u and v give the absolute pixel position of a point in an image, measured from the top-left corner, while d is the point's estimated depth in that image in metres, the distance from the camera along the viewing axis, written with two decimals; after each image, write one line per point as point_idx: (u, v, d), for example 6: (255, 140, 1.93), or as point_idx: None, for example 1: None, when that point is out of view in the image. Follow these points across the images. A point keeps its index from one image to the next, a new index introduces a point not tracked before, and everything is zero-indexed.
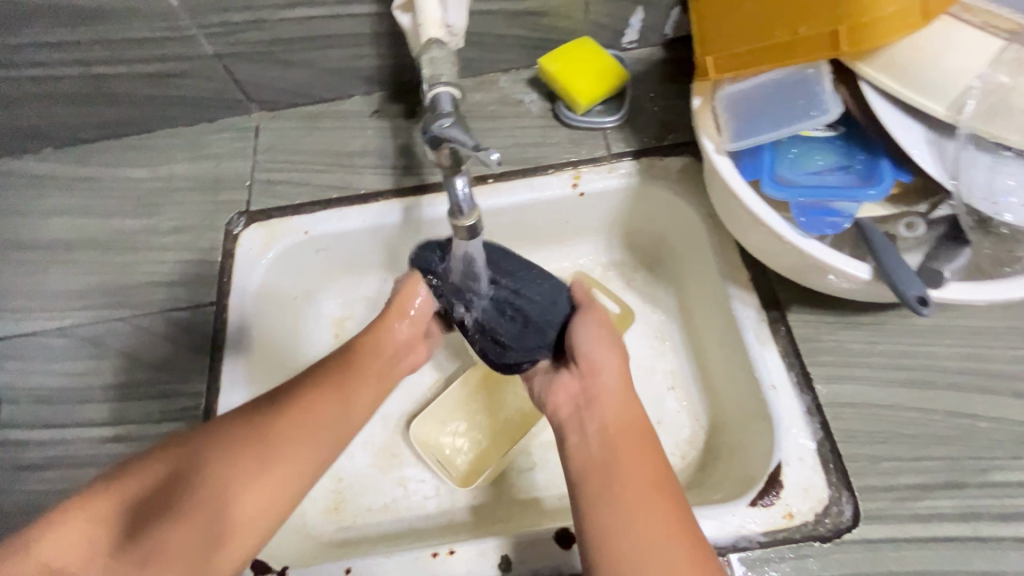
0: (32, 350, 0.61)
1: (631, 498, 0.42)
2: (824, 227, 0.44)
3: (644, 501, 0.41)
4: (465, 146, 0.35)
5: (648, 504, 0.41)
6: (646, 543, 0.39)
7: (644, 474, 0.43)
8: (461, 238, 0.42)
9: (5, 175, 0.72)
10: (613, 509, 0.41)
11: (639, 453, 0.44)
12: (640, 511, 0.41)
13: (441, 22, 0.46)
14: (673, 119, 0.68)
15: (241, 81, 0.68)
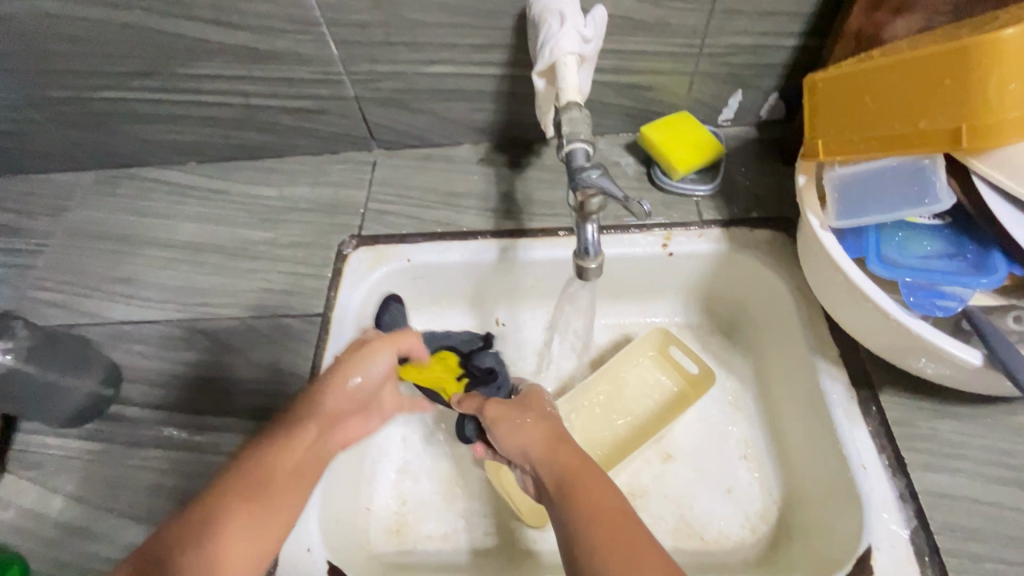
0: (153, 335, 0.67)
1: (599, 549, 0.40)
2: (935, 309, 0.45)
3: (599, 520, 0.42)
4: (615, 196, 0.40)
5: (603, 535, 0.41)
6: (618, 556, 0.40)
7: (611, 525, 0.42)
8: (583, 278, 0.47)
9: (153, 181, 0.82)
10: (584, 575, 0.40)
11: (591, 483, 0.46)
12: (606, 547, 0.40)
13: (577, 90, 0.52)
14: (763, 194, 0.71)
15: (370, 122, 0.77)
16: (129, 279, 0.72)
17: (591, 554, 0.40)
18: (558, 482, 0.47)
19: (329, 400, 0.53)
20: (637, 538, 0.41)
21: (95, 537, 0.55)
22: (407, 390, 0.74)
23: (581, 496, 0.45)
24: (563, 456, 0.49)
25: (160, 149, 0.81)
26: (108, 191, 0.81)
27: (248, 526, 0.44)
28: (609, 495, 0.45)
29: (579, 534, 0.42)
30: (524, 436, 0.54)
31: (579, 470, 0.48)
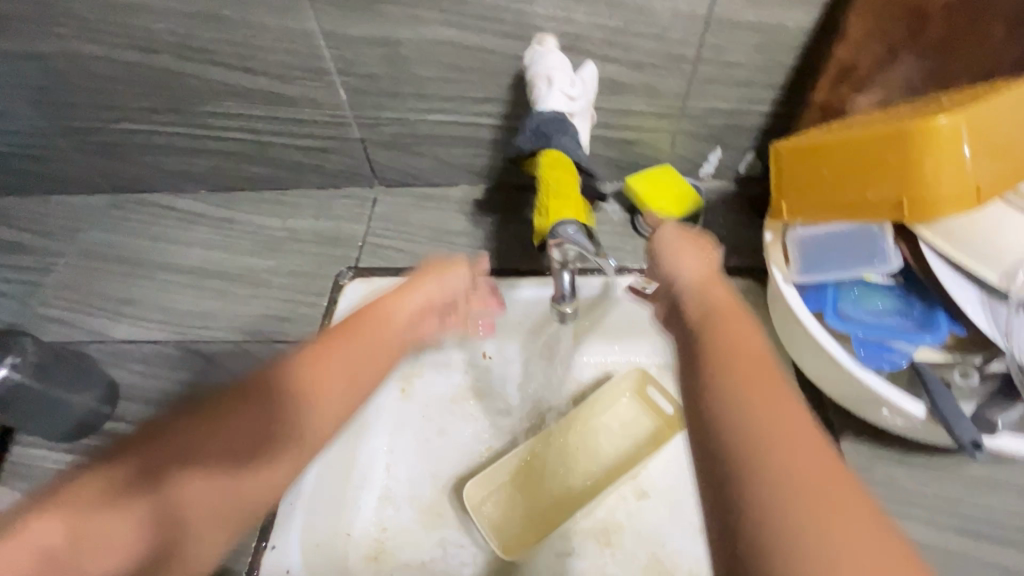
0: (153, 356, 0.70)
1: (760, 393, 0.34)
2: (883, 362, 0.49)
3: (763, 380, 0.35)
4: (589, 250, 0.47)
5: (771, 411, 0.33)
6: (799, 489, 0.29)
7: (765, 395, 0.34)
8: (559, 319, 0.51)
9: (163, 208, 0.86)
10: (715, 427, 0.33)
11: (764, 384, 0.34)
12: (787, 455, 0.30)
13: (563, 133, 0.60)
14: (739, 246, 0.76)
15: (373, 162, 0.82)
16: (134, 301, 0.75)
17: (749, 456, 0.31)
18: (732, 353, 0.37)
19: (361, 352, 0.60)
20: (801, 449, 0.31)
21: None
22: (393, 417, 0.75)
23: (738, 394, 0.34)
24: (733, 329, 0.39)
25: (173, 178, 0.85)
26: (120, 215, 0.86)
27: (207, 438, 0.48)
28: (749, 335, 0.38)
29: (718, 384, 0.35)
30: (693, 304, 0.43)
31: (730, 318, 0.40)
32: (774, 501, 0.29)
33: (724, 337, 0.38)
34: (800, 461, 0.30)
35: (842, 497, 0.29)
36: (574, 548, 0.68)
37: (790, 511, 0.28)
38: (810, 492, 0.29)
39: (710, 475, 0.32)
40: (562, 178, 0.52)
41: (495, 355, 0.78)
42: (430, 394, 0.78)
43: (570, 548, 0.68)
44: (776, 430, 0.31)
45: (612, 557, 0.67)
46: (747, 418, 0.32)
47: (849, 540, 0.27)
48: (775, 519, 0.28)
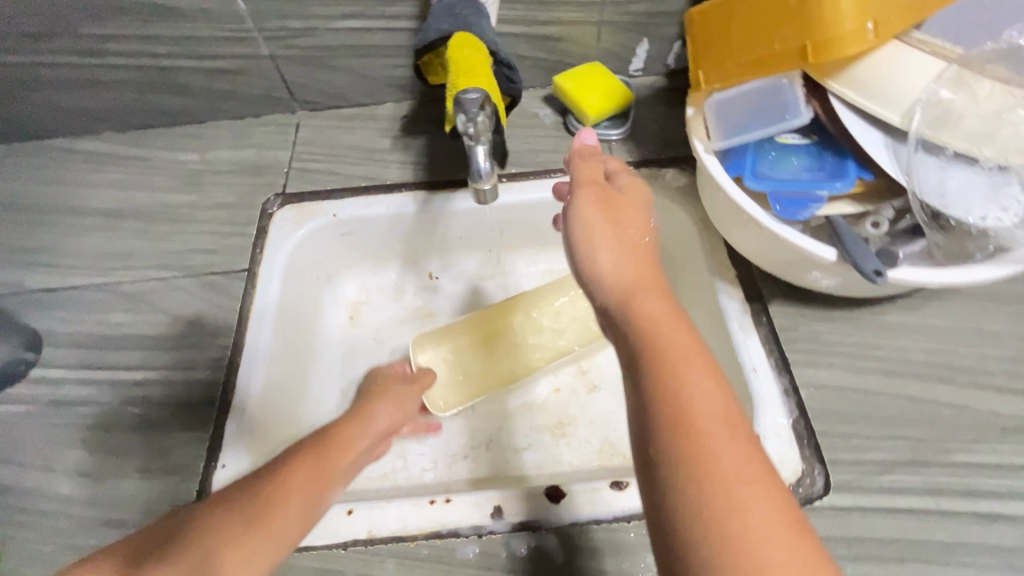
0: (74, 300, 0.66)
1: (724, 484, 0.31)
2: (796, 214, 0.50)
3: (712, 481, 0.31)
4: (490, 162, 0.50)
5: (743, 482, 0.31)
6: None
7: (723, 469, 0.31)
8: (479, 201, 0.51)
9: (67, 152, 0.80)
10: (687, 531, 0.30)
11: (716, 431, 0.32)
12: (756, 532, 0.29)
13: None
14: (671, 137, 0.76)
15: (290, 82, 0.77)
16: (47, 248, 0.71)
17: (705, 547, 0.29)
18: (684, 429, 0.32)
19: (372, 420, 0.58)
20: (764, 532, 0.29)
21: (22, 493, 0.55)
22: (342, 344, 0.77)
23: (692, 495, 0.31)
24: (715, 428, 0.32)
25: (71, 118, 0.79)
26: (20, 163, 0.79)
27: (247, 527, 0.42)
28: (713, 401, 0.34)
29: (686, 479, 0.31)
30: (663, 352, 0.35)
31: (681, 361, 0.35)
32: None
33: (673, 439, 0.32)
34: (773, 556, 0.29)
35: (795, 561, 0.29)
36: (530, 443, 0.70)
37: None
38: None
39: (662, 552, 0.31)
40: (471, 56, 0.52)
41: (441, 274, 0.80)
42: (379, 320, 0.78)
43: (527, 443, 0.70)
44: (741, 519, 0.30)
45: (568, 447, 0.69)
46: (726, 524, 0.30)
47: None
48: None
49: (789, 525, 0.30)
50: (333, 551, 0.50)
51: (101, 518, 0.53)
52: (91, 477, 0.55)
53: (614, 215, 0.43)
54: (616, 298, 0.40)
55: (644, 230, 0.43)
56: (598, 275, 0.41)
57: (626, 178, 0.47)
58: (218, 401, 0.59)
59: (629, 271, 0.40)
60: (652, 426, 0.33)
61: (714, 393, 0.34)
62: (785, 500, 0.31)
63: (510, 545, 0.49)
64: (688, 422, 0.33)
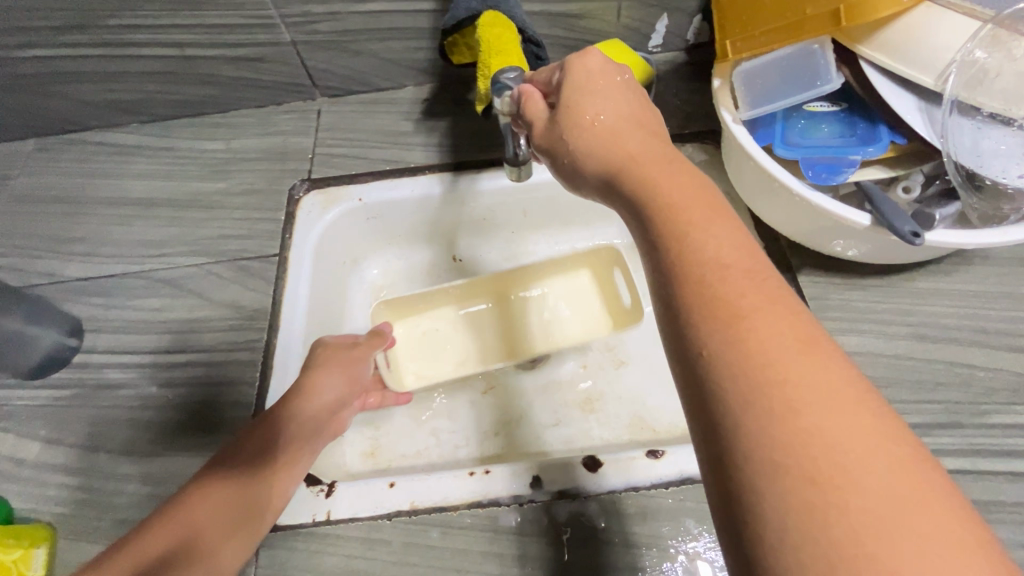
0: (113, 288, 0.68)
1: (752, 325, 0.28)
2: (829, 179, 0.50)
3: (730, 319, 0.28)
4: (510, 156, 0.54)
5: (775, 324, 0.28)
6: (778, 406, 0.26)
7: (746, 308, 0.29)
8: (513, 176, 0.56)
9: (96, 144, 0.81)
10: (711, 375, 0.28)
11: (743, 288, 0.30)
12: (788, 370, 0.27)
13: None
14: (692, 112, 0.76)
15: (311, 68, 0.77)
16: (83, 238, 0.72)
17: (733, 383, 0.27)
18: (696, 274, 0.30)
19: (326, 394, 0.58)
20: (785, 355, 0.27)
21: (75, 472, 0.57)
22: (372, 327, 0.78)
23: (711, 337, 0.28)
24: (732, 274, 0.30)
25: (99, 110, 0.80)
26: (51, 157, 0.81)
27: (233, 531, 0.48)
28: (730, 253, 0.31)
29: (703, 322, 0.29)
30: (666, 211, 0.34)
31: (689, 214, 0.33)
32: (766, 438, 0.25)
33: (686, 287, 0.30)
34: (809, 397, 0.26)
35: (851, 422, 0.25)
36: (560, 419, 0.71)
37: (763, 416, 0.26)
38: (784, 414, 0.25)
39: (691, 405, 0.29)
40: (501, 35, 0.52)
41: (465, 257, 0.81)
42: None
43: (556, 419, 0.71)
44: (764, 359, 0.27)
45: (597, 421, 0.71)
46: (745, 352, 0.27)
47: (840, 435, 0.25)
48: (759, 457, 0.25)
49: (811, 350, 0.28)
50: (378, 521, 0.51)
51: (154, 494, 0.55)
52: (142, 455, 0.57)
53: (575, 113, 0.42)
54: (626, 173, 0.38)
55: (641, 117, 0.42)
56: (591, 173, 0.40)
57: (601, 65, 0.44)
58: (258, 381, 0.60)
59: (625, 153, 0.39)
60: (667, 284, 0.31)
61: (730, 241, 0.32)
62: (809, 327, 0.29)
63: (551, 512, 0.51)
64: (697, 268, 0.31)
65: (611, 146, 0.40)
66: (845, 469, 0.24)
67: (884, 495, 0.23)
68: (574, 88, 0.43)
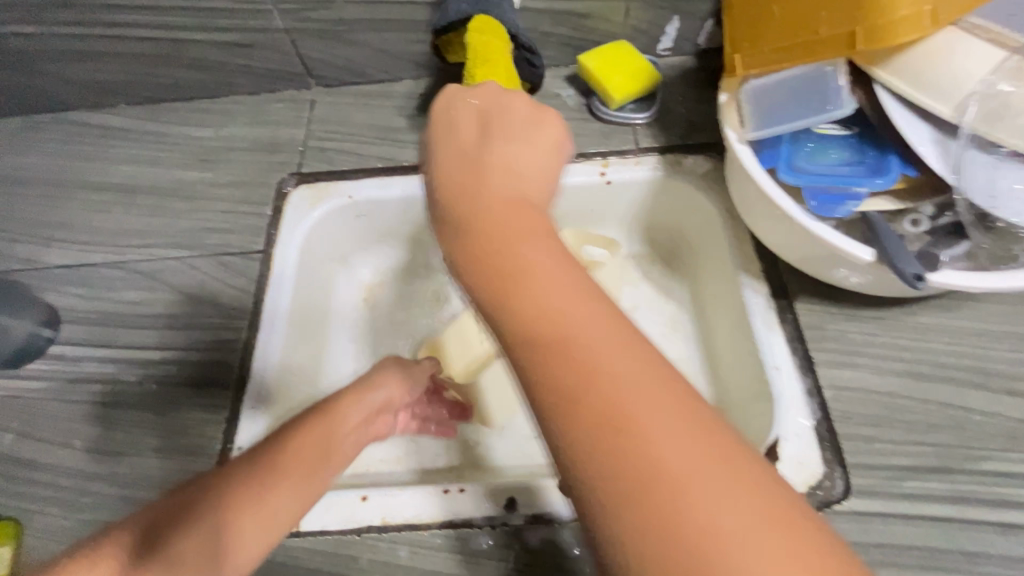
0: (92, 278, 0.66)
1: (632, 421, 0.29)
2: (835, 211, 0.48)
3: (590, 405, 0.30)
4: None
5: (655, 416, 0.30)
6: (633, 491, 0.28)
7: (626, 407, 0.30)
8: None
9: (82, 125, 0.79)
10: (587, 475, 0.29)
11: (622, 382, 0.31)
12: (661, 467, 0.28)
13: None
14: (698, 121, 0.73)
15: (304, 57, 0.75)
16: (64, 224, 0.71)
17: (610, 481, 0.29)
18: (562, 357, 0.32)
19: (342, 402, 0.56)
20: (656, 445, 0.29)
21: (44, 467, 0.56)
22: (359, 327, 0.77)
23: (584, 437, 0.30)
24: (612, 365, 0.31)
25: (86, 91, 0.78)
26: (35, 137, 0.79)
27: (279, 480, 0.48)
28: (616, 341, 0.32)
29: (583, 422, 0.30)
30: (562, 284, 0.34)
31: (576, 296, 0.34)
32: (638, 532, 0.27)
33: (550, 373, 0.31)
34: (687, 488, 0.28)
35: (722, 507, 0.27)
36: None
37: (621, 503, 0.28)
38: (651, 508, 0.28)
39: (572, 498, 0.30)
40: (489, 43, 0.50)
41: None
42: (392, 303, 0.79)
43: (539, 431, 0.70)
44: (636, 456, 0.29)
45: None
46: (624, 451, 0.29)
47: (713, 518, 0.27)
48: (622, 536, 0.28)
49: (688, 430, 0.30)
50: (347, 536, 0.50)
51: (121, 496, 0.54)
52: (111, 454, 0.56)
53: (481, 158, 0.40)
54: (445, 223, 0.38)
55: (551, 166, 0.41)
56: (465, 217, 0.38)
57: (520, 107, 0.43)
58: (234, 382, 0.59)
59: (475, 200, 0.38)
60: (515, 362, 0.33)
61: (585, 311, 0.33)
62: (687, 407, 0.31)
63: (524, 537, 0.49)
64: (580, 360, 0.31)
65: (513, 197, 0.38)
66: (719, 553, 0.26)
67: (742, 561, 0.26)
68: (493, 128, 0.41)
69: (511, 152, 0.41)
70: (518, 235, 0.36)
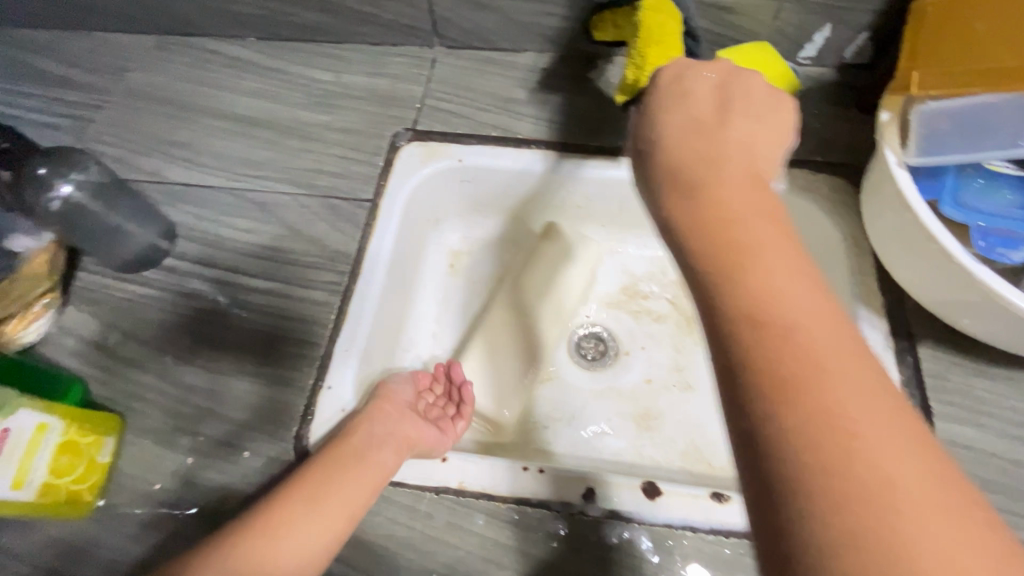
0: (207, 200, 0.69)
1: (862, 426, 0.28)
2: (997, 257, 0.45)
3: (814, 387, 0.29)
4: None
5: (885, 430, 0.28)
6: (843, 480, 0.27)
7: (851, 409, 0.28)
8: None
9: (211, 53, 0.81)
10: (796, 462, 0.28)
11: (850, 383, 0.29)
12: (883, 481, 0.26)
13: None
14: (832, 139, 0.69)
15: (436, 15, 0.74)
16: (186, 144, 0.73)
17: (818, 476, 0.27)
18: (784, 332, 0.31)
19: (351, 464, 0.51)
20: (884, 455, 0.27)
21: (148, 371, 0.59)
22: (442, 290, 0.77)
23: (801, 425, 0.28)
24: (843, 367, 0.30)
25: (221, 20, 0.80)
26: (167, 58, 0.81)
27: (307, 516, 0.48)
28: (844, 344, 0.31)
29: (802, 408, 0.29)
30: (776, 251, 0.34)
31: (800, 277, 0.33)
32: (840, 538, 0.25)
33: (773, 343, 0.31)
34: (909, 510, 0.26)
35: (948, 543, 0.25)
36: (613, 428, 0.69)
37: (830, 491, 0.26)
38: (873, 519, 0.25)
39: (760, 487, 0.29)
40: (664, 24, 0.47)
41: None
42: (477, 273, 0.79)
43: (608, 427, 0.69)
44: (858, 460, 0.27)
45: (651, 441, 0.68)
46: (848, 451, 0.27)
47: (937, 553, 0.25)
48: (823, 528, 0.26)
49: (916, 450, 0.28)
50: (424, 492, 0.51)
51: (216, 411, 0.56)
52: (210, 371, 0.58)
53: (721, 117, 0.41)
54: (665, 173, 0.40)
55: (778, 151, 0.42)
56: (692, 167, 0.39)
57: (759, 86, 0.44)
58: (331, 324, 0.60)
59: (718, 167, 0.39)
60: (722, 327, 0.33)
61: (813, 299, 0.32)
62: (920, 438, 0.28)
63: (601, 532, 0.48)
64: (810, 346, 0.30)
65: (743, 159, 0.40)
66: None
67: None
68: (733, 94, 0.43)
69: (750, 119, 0.42)
70: (740, 199, 0.37)
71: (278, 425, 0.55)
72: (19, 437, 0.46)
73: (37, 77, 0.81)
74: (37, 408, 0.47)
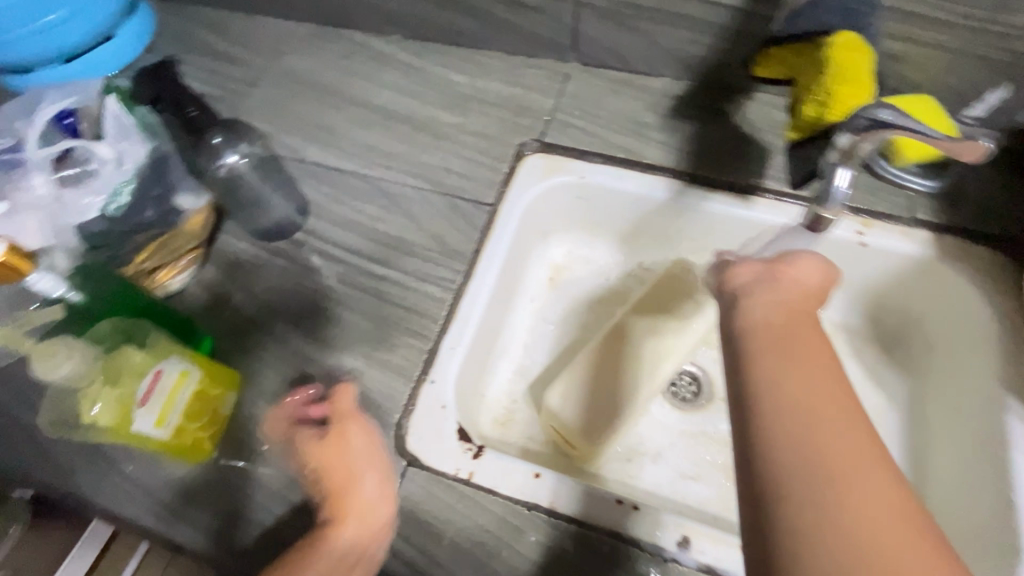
0: (340, 182, 0.72)
1: (860, 532, 0.32)
2: None
3: (846, 480, 0.34)
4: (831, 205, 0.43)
5: (886, 545, 0.32)
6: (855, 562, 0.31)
7: (860, 518, 0.32)
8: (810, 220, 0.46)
9: (358, 45, 0.86)
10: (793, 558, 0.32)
11: (869, 499, 0.33)
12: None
13: None
14: (992, 209, 0.63)
15: (578, 32, 0.75)
16: (326, 128, 0.78)
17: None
18: (806, 442, 0.35)
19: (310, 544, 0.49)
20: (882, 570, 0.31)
21: (268, 335, 0.62)
22: (541, 303, 0.78)
23: (808, 524, 0.33)
24: (858, 479, 0.34)
25: (373, 16, 0.84)
26: (318, 45, 0.87)
27: None
28: (866, 462, 0.34)
29: (815, 508, 0.33)
30: (825, 380, 0.38)
31: (841, 402, 0.37)
32: None
33: (794, 384, 0.37)
34: None
35: None
36: (700, 474, 0.66)
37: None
38: None
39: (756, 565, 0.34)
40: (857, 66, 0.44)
41: (653, 268, 0.78)
42: (578, 291, 0.78)
43: (695, 472, 0.66)
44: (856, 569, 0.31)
45: None
46: (850, 556, 0.31)
47: None
48: None
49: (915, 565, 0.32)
50: (517, 506, 0.52)
51: (327, 385, 0.58)
52: (325, 346, 0.61)
53: (799, 284, 0.44)
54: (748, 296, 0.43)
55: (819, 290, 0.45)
56: (777, 319, 0.41)
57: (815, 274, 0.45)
58: (442, 320, 0.61)
59: (800, 319, 0.41)
60: (753, 408, 0.37)
61: (851, 426, 0.36)
62: (920, 549, 0.32)
63: None
64: (828, 457, 0.34)
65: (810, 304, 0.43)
66: None
67: None
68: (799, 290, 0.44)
69: (813, 281, 0.45)
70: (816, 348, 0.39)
71: (382, 410, 0.57)
72: (165, 383, 0.49)
73: (203, 49, 0.89)
74: (181, 358, 0.52)
